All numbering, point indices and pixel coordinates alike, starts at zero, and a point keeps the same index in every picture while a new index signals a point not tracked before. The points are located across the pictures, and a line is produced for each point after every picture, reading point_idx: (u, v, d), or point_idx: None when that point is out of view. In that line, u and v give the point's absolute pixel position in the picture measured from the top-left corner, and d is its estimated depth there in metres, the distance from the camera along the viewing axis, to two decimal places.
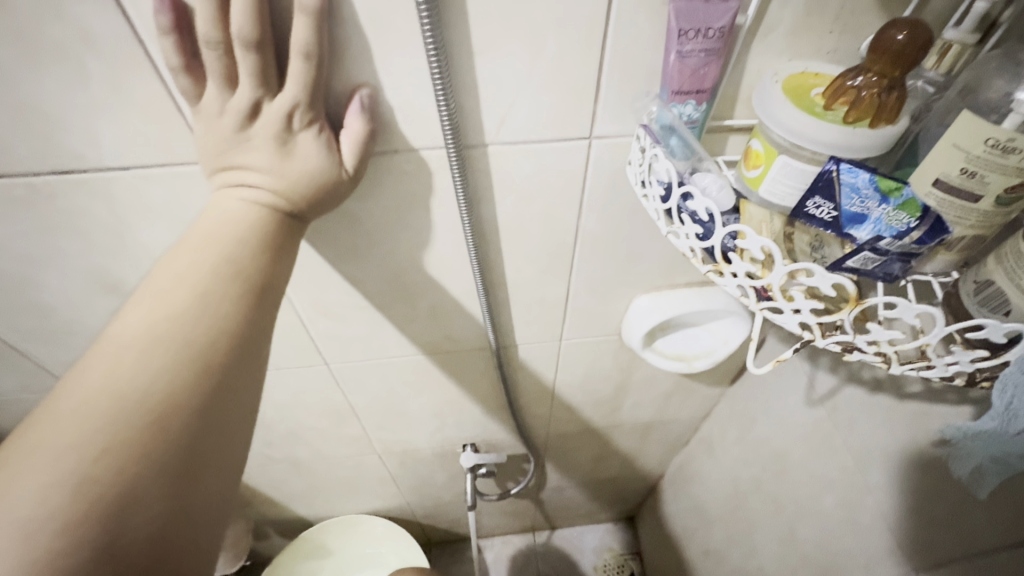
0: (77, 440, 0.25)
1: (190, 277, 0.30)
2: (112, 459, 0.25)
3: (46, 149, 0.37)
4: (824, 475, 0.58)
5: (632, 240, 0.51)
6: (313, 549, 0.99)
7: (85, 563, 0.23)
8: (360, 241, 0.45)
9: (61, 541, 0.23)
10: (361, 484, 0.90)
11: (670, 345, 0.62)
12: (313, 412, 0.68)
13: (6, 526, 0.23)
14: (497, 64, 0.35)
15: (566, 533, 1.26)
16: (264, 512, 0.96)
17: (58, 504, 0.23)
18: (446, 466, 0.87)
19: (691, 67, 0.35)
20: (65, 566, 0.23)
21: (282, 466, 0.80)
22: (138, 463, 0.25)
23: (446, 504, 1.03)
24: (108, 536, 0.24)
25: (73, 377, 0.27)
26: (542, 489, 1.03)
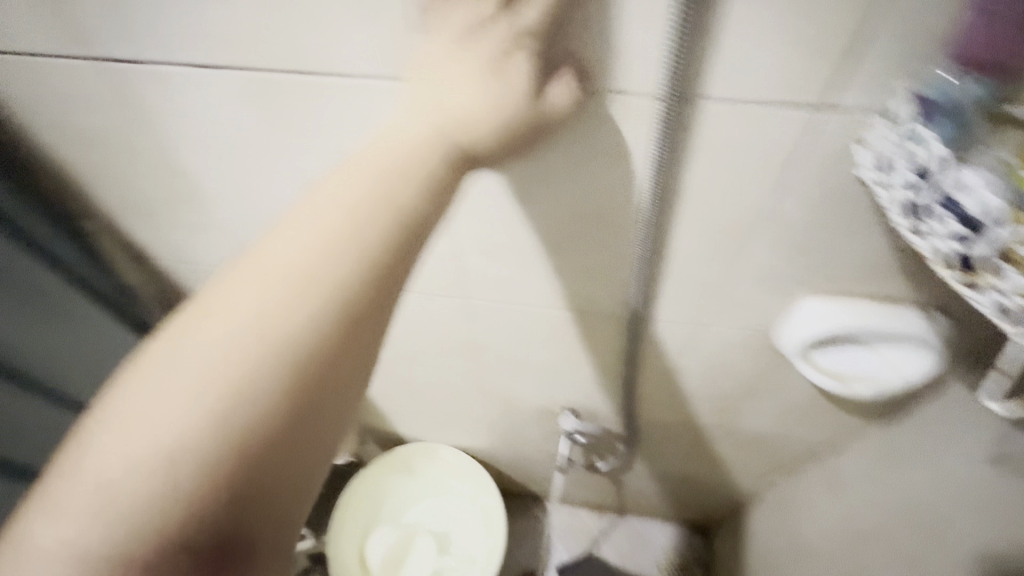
0: (223, 374, 0.29)
1: (342, 217, 0.31)
2: (245, 400, 0.28)
3: (287, 47, 0.40)
4: (992, 549, 0.50)
5: (826, 235, 0.46)
6: (402, 464, 1.07)
7: (211, 472, 0.28)
8: (536, 182, 0.45)
9: (200, 447, 0.28)
10: (458, 419, 0.95)
11: (829, 361, 0.55)
12: (439, 340, 0.71)
13: (168, 420, 0.28)
14: (746, 13, 0.32)
15: (634, 521, 1.24)
16: (368, 420, 1.05)
17: (201, 417, 0.28)
18: (541, 424, 0.89)
19: (996, 32, 0.29)
20: (200, 468, 0.28)
21: (397, 383, 0.86)
22: (264, 399, 0.29)
23: (528, 459, 1.06)
24: (229, 457, 0.28)
25: (237, 291, 0.31)
26: (625, 472, 1.02)
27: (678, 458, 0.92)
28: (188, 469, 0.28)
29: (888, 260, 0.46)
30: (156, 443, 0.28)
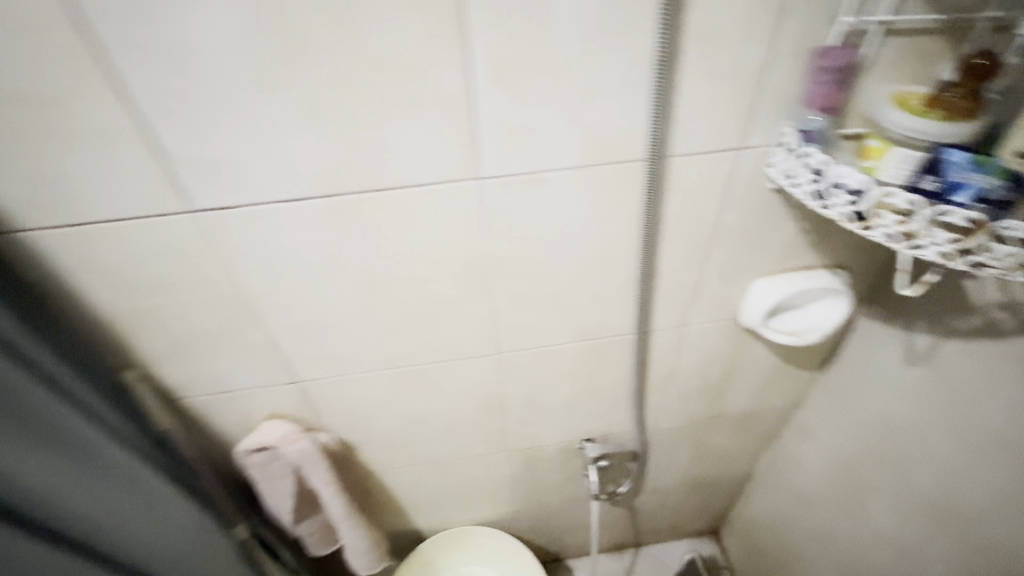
0: (697, 466, 1.18)
1: (695, 429, 1.07)
2: (703, 472, 1.21)
3: (230, 179, 0.53)
4: (927, 429, 0.74)
5: (757, 229, 0.69)
6: (457, 538, 1.20)
7: (704, 468, 1.20)
8: (612, 248, 0.67)
9: (696, 487, 1.26)
10: (477, 492, 1.11)
11: (786, 323, 0.79)
12: (506, 400, 0.88)
13: (689, 480, 1.23)
14: (688, 97, 0.54)
15: (632, 527, 1.39)
16: (433, 517, 1.17)
17: (693, 474, 1.21)
18: (659, 447, 1.09)
19: (823, 91, 0.53)
20: (699, 469, 1.20)
21: (424, 467, 0.99)
22: (694, 470, 1.20)
23: (550, 509, 1.23)
24: (698, 472, 1.21)
25: (685, 412, 1.01)
26: (639, 495, 1.23)
27: (784, 543, 1.13)
28: (720, 466, 1.20)
29: (804, 240, 0.71)
30: (679, 485, 1.24)
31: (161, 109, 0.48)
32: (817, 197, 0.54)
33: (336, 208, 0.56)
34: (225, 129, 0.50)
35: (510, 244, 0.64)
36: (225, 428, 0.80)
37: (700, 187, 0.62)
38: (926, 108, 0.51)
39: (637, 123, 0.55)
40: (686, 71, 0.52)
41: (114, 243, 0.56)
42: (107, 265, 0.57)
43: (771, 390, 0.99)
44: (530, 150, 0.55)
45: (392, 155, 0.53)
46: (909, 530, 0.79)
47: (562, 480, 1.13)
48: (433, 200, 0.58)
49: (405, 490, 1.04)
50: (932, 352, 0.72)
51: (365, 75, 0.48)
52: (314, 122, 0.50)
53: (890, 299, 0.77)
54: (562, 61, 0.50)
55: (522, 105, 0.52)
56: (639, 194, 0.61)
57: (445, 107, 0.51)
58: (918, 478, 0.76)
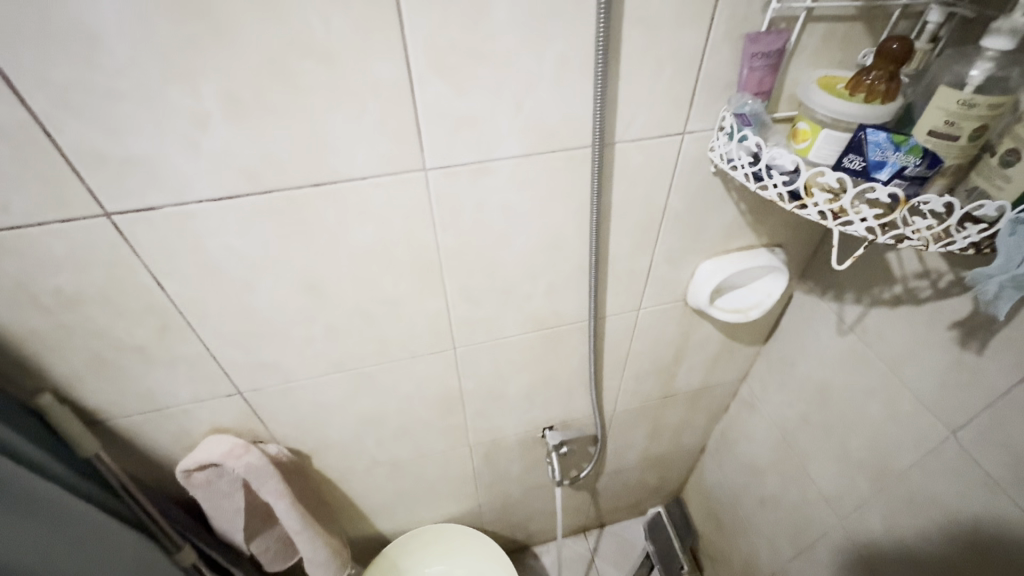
0: (654, 444, 1.22)
1: (649, 410, 1.09)
2: (658, 449, 1.25)
3: (149, 179, 0.48)
4: (858, 391, 0.79)
5: (699, 211, 0.71)
6: (423, 537, 1.18)
7: (659, 445, 1.23)
8: (563, 237, 0.67)
9: (654, 463, 1.30)
10: (442, 489, 1.09)
11: (729, 302, 0.82)
12: (465, 394, 0.87)
13: (646, 458, 1.27)
14: (631, 82, 0.54)
15: (594, 510, 1.42)
16: (398, 519, 1.14)
17: (650, 452, 1.25)
18: (616, 430, 1.11)
19: (756, 76, 0.56)
20: (656, 447, 1.23)
21: (385, 470, 0.97)
22: (651, 448, 1.23)
23: (514, 499, 1.23)
24: (655, 450, 1.25)
25: (638, 394, 1.03)
26: (600, 477, 1.26)
27: (736, 509, 1.19)
28: (675, 441, 1.24)
29: (742, 221, 0.74)
30: (637, 465, 1.28)
31: (56, 104, 0.42)
32: (754, 179, 0.56)
33: (274, 206, 0.53)
34: (137, 122, 0.45)
35: (459, 238, 0.62)
36: (160, 448, 0.74)
37: (643, 174, 0.63)
38: (849, 91, 0.53)
39: (583, 111, 0.55)
40: (625, 58, 0.52)
41: (16, 255, 0.50)
42: (4, 278, 0.51)
43: (719, 366, 1.03)
44: (476, 140, 0.54)
45: (330, 147, 0.50)
46: (848, 488, 0.85)
47: (524, 470, 1.14)
48: (377, 195, 0.55)
49: (364, 495, 1.01)
50: (860, 322, 0.77)
51: (294, 63, 0.44)
52: (241, 115, 0.46)
53: (821, 274, 0.82)
54: (504, 49, 0.48)
55: (464, 95, 0.50)
56: (587, 182, 0.61)
57: (383, 97, 0.48)
58: (852, 440, 0.82)
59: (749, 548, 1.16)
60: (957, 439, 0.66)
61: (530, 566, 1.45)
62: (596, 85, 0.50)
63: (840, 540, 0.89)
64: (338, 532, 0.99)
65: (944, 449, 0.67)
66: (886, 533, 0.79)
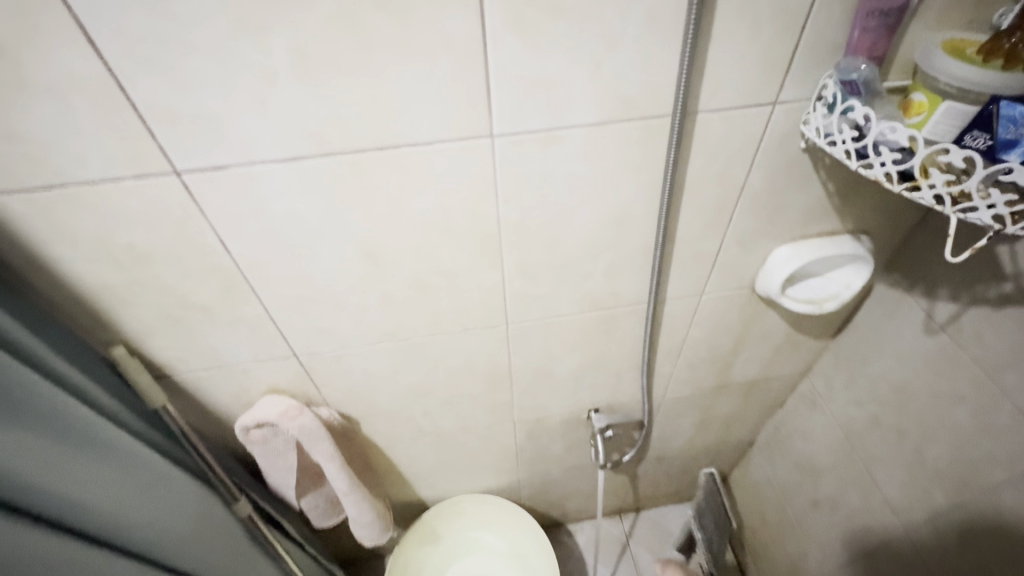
0: (701, 434, 1.18)
1: (701, 398, 1.05)
2: (706, 440, 1.21)
3: (217, 139, 0.48)
4: (947, 396, 0.72)
5: (781, 192, 0.65)
6: (460, 507, 1.20)
7: (708, 436, 1.19)
8: (629, 215, 0.63)
9: (699, 453, 1.26)
10: (484, 462, 1.10)
11: (801, 292, 0.76)
12: (513, 371, 0.86)
13: (692, 448, 1.23)
14: (723, 44, 0.49)
15: (630, 495, 1.40)
16: (437, 488, 1.16)
17: (696, 442, 1.21)
18: (662, 416, 1.08)
19: (870, 39, 0.49)
20: (704, 437, 1.19)
21: (429, 439, 0.97)
22: (699, 439, 1.19)
23: (553, 478, 1.23)
24: (702, 441, 1.21)
25: (691, 381, 0.99)
26: (641, 463, 1.24)
27: (786, 506, 1.14)
28: (725, 433, 1.20)
29: (827, 205, 0.68)
30: (682, 453, 1.24)
31: (132, 59, 0.42)
32: (857, 157, 0.50)
33: (338, 169, 0.52)
34: (206, 76, 0.44)
35: (521, 211, 0.60)
36: (220, 404, 0.77)
37: (724, 148, 0.58)
38: (982, 57, 0.46)
39: (664, 73, 0.50)
40: (719, 16, 0.47)
41: (93, 210, 0.51)
42: (83, 233, 0.52)
43: (781, 358, 0.97)
44: (549, 105, 0.51)
45: (398, 110, 0.48)
46: (919, 497, 0.79)
47: (566, 449, 1.12)
48: (443, 163, 0.53)
49: (407, 463, 1.03)
50: (954, 322, 0.70)
51: (366, 18, 0.42)
52: (309, 72, 0.45)
53: (911, 266, 0.75)
54: (587, 4, 0.44)
55: (540, 56, 0.47)
56: (662, 154, 0.57)
57: (454, 56, 0.45)
58: (931, 447, 0.75)
59: (797, 548, 1.12)
60: None
61: (564, 543, 1.46)
62: (687, 43, 0.46)
63: (904, 550, 0.84)
64: (383, 496, 1.02)
65: None
66: (962, 548, 0.73)
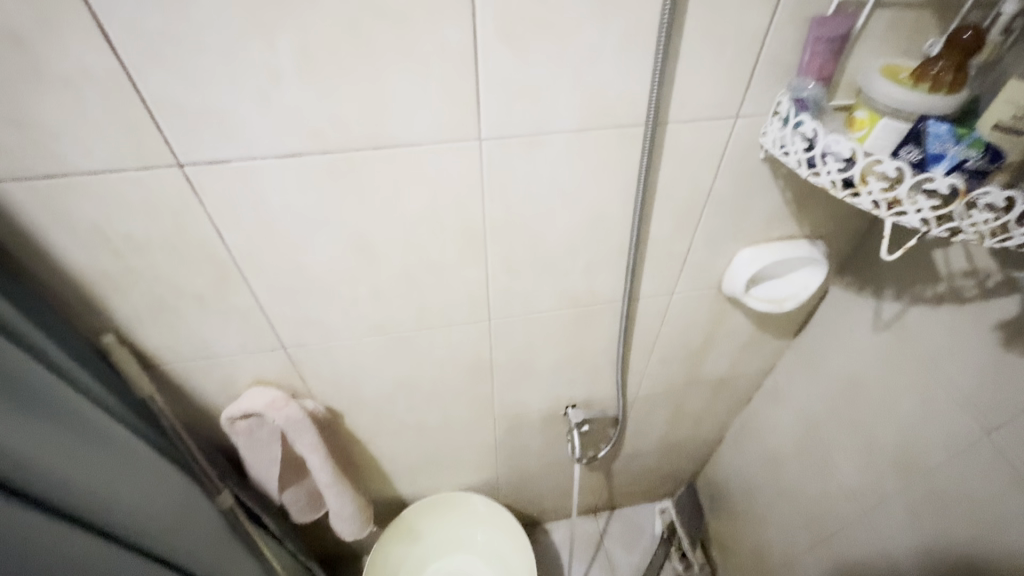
0: (672, 432, 1.24)
1: (672, 395, 1.10)
2: (678, 436, 1.26)
3: (221, 133, 0.50)
4: (892, 387, 0.79)
5: (744, 197, 0.71)
6: (439, 504, 1.22)
7: (679, 433, 1.25)
8: (606, 216, 0.68)
9: (671, 450, 1.31)
10: (464, 457, 1.12)
11: (763, 292, 0.82)
12: (495, 366, 0.89)
13: (664, 444, 1.28)
14: (690, 61, 0.54)
15: (605, 493, 1.44)
16: (416, 484, 1.18)
17: (667, 438, 1.26)
18: (636, 412, 1.13)
19: (819, 61, 0.56)
20: (675, 433, 1.25)
21: (411, 433, 1.00)
22: (670, 435, 1.25)
23: (531, 474, 1.26)
24: (673, 437, 1.26)
25: (663, 378, 1.04)
26: (616, 460, 1.28)
27: (751, 499, 1.20)
28: (695, 430, 1.25)
29: (786, 211, 0.74)
30: (655, 450, 1.29)
31: (145, 55, 0.45)
32: (807, 165, 0.56)
33: (334, 166, 0.55)
34: (215, 75, 0.47)
35: (506, 209, 0.64)
36: (206, 395, 0.78)
37: (692, 155, 0.63)
38: (913, 81, 0.53)
39: (639, 83, 0.55)
40: (687, 36, 0.52)
41: (95, 198, 0.53)
42: (83, 221, 0.54)
43: (746, 356, 1.03)
44: (534, 111, 0.55)
45: (394, 111, 0.52)
46: (870, 483, 0.85)
47: (544, 445, 1.16)
48: (434, 161, 0.57)
49: (389, 458, 1.05)
50: (898, 320, 0.76)
51: (368, 25, 0.46)
52: (313, 73, 0.48)
53: (861, 269, 0.82)
54: (570, 21, 0.49)
55: (527, 66, 0.51)
56: (636, 160, 0.62)
57: (447, 62, 0.50)
58: (879, 435, 0.82)
59: (761, 538, 1.18)
60: (990, 438, 0.66)
61: (540, 541, 1.49)
62: (659, 59, 0.51)
63: (857, 535, 0.90)
64: (364, 490, 1.04)
65: (977, 448, 0.67)
66: (906, 527, 0.80)
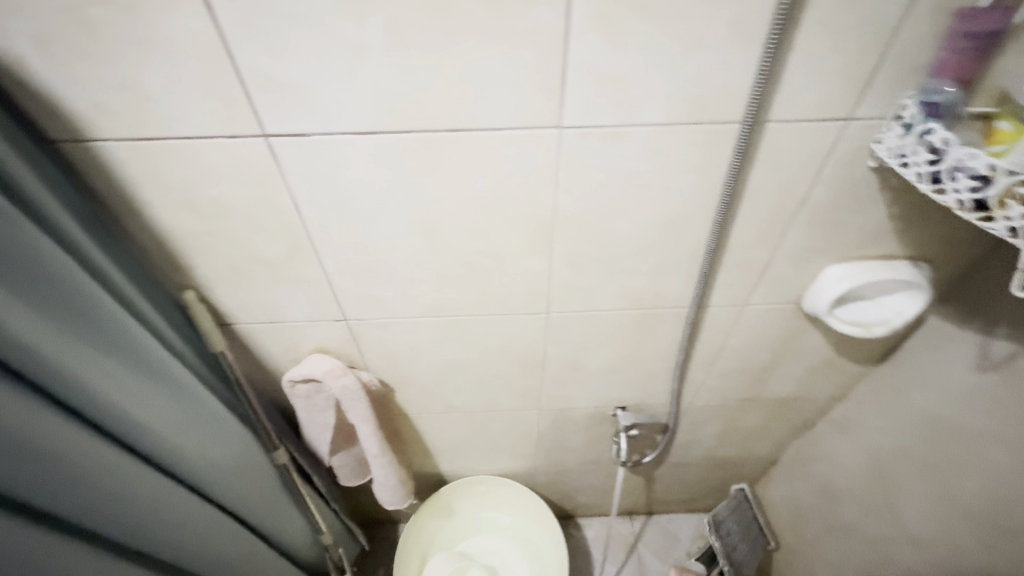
0: (723, 446, 1.18)
1: (729, 410, 1.05)
2: (729, 451, 1.20)
3: (305, 107, 0.51)
4: (989, 435, 0.70)
5: (841, 210, 0.64)
6: (476, 485, 1.24)
7: (730, 448, 1.19)
8: (682, 217, 0.64)
9: (720, 464, 1.25)
10: (506, 444, 1.13)
11: (847, 313, 0.75)
12: (547, 359, 0.87)
13: (713, 458, 1.23)
14: (803, 55, 0.49)
15: (643, 497, 1.41)
16: (456, 464, 1.20)
17: (717, 452, 1.20)
18: (687, 422, 1.08)
19: (959, 61, 0.48)
20: (726, 448, 1.19)
21: (457, 415, 1.01)
22: (720, 450, 1.19)
23: (570, 469, 1.25)
24: (724, 452, 1.20)
25: (721, 391, 0.99)
26: (659, 467, 1.24)
27: (801, 529, 1.12)
28: (748, 448, 1.19)
29: (888, 228, 0.66)
30: (702, 462, 1.24)
31: (241, 26, 0.45)
32: (929, 180, 0.50)
33: (409, 146, 0.54)
34: (305, 48, 0.47)
35: (577, 202, 0.61)
36: (271, 357, 0.82)
37: (788, 160, 0.58)
38: None
39: (740, 77, 0.50)
40: (803, 27, 0.47)
41: (185, 161, 0.55)
42: (175, 184, 0.57)
43: (817, 379, 0.96)
44: (620, 101, 0.52)
45: (475, 95, 0.50)
46: (946, 534, 0.77)
47: (587, 443, 1.14)
48: (509, 148, 0.55)
49: (433, 436, 1.07)
50: (1008, 362, 0.68)
51: (458, 4, 0.44)
52: (398, 49, 0.47)
53: (970, 300, 0.72)
54: (673, 6, 0.45)
55: (620, 52, 0.48)
56: (725, 160, 0.57)
57: (535, 46, 0.47)
58: (965, 485, 0.74)
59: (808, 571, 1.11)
60: None
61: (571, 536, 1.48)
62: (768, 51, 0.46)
63: None
64: (407, 464, 1.06)
65: None
66: None
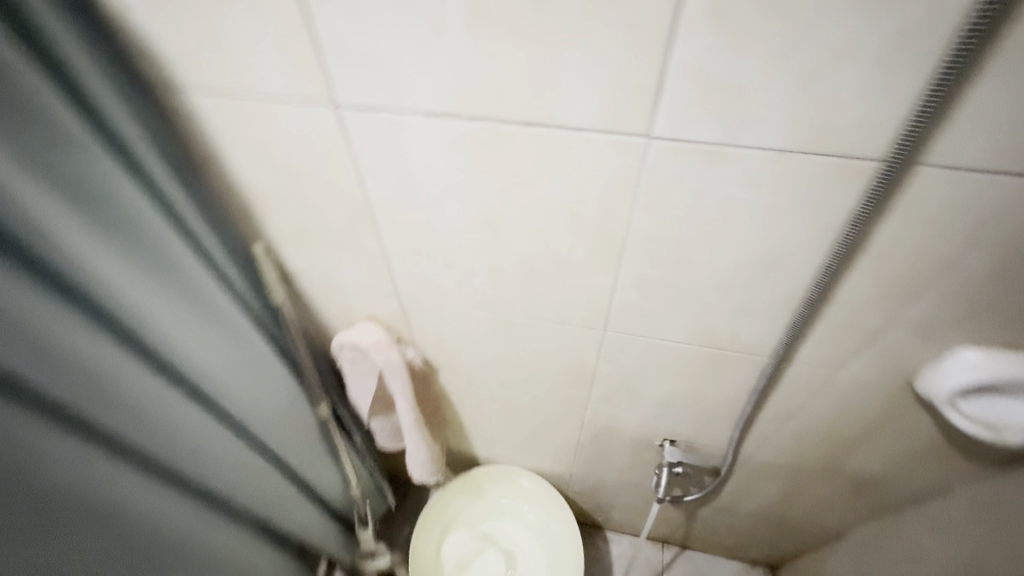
0: (780, 505, 1.05)
1: (796, 472, 0.92)
2: (786, 512, 1.08)
3: (377, 79, 0.48)
4: None
5: (999, 285, 0.50)
6: (507, 476, 1.22)
7: (788, 509, 1.06)
8: (782, 259, 0.54)
9: (773, 521, 1.12)
10: (542, 445, 1.09)
11: (976, 407, 0.60)
12: (597, 376, 0.81)
13: (766, 513, 1.10)
14: (992, 85, 0.37)
15: (680, 531, 1.31)
16: (491, 451, 1.19)
17: (772, 509, 1.08)
18: (744, 472, 0.97)
19: None
20: (784, 508, 1.06)
21: (497, 407, 0.98)
22: (776, 508, 1.07)
23: (606, 484, 1.19)
24: (780, 511, 1.08)
25: (790, 451, 0.86)
26: (702, 507, 1.14)
27: None
28: (811, 514, 1.05)
29: None
30: (753, 514, 1.12)
31: None
32: None
33: (479, 135, 0.50)
34: (382, 18, 0.43)
35: (656, 222, 0.53)
36: (327, 316, 0.83)
37: (939, 214, 0.46)
38: None
39: (893, 104, 0.40)
40: (1002, 49, 0.35)
41: (262, 121, 0.55)
42: (251, 142, 0.57)
43: (916, 466, 0.80)
44: (729, 116, 0.43)
45: (557, 88, 0.44)
46: None
47: (628, 464, 1.07)
48: (587, 152, 0.49)
49: (471, 420, 1.06)
50: None
51: None
52: (479, 29, 0.42)
53: None
54: (821, 7, 0.35)
55: (739, 57, 0.39)
56: (850, 203, 0.47)
57: (636, 40, 0.40)
58: None
59: None
60: None
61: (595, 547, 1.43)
62: None
63: None
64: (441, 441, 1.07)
65: None
66: None
